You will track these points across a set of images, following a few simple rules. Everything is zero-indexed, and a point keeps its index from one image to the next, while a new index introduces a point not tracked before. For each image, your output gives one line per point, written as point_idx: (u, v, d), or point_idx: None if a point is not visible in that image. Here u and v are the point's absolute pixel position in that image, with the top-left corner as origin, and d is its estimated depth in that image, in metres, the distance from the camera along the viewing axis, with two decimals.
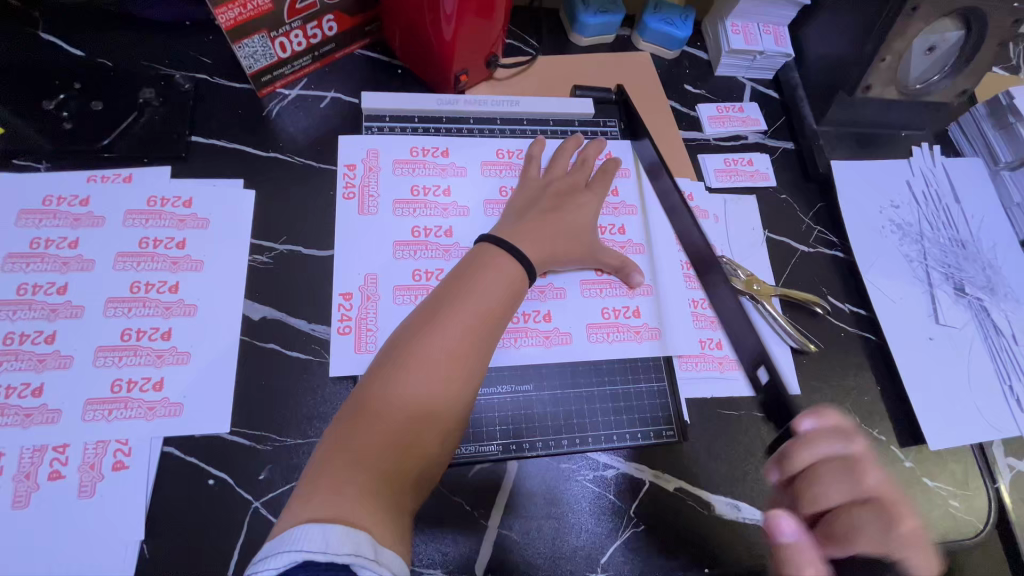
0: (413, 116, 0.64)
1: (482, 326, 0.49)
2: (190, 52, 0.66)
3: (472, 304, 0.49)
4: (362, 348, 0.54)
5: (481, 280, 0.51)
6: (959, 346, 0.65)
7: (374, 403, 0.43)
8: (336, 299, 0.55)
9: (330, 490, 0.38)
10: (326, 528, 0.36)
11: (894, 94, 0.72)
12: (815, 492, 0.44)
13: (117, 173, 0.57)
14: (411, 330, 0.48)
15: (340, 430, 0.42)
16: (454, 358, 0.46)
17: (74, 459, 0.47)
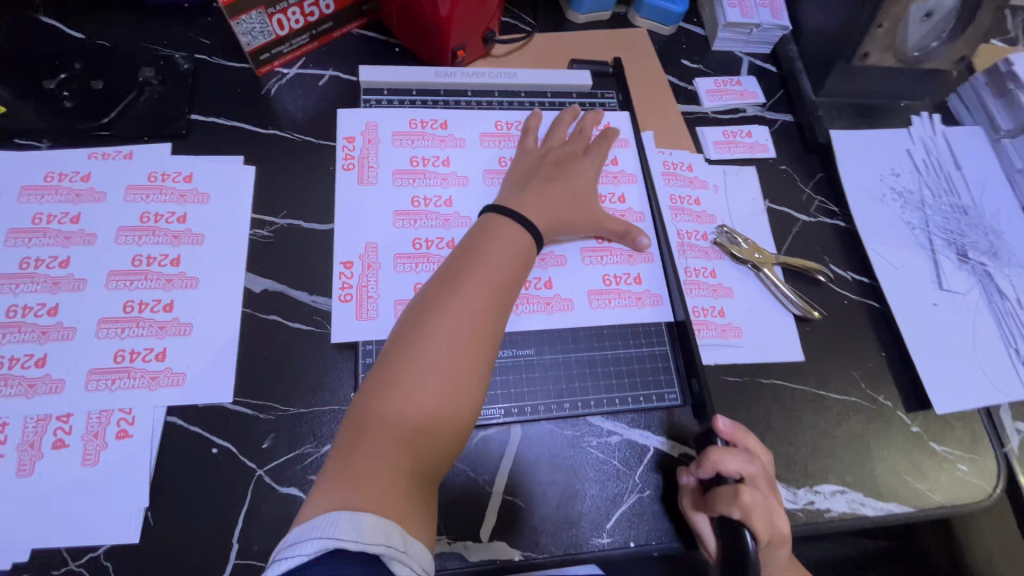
0: (412, 90, 0.65)
1: (497, 297, 0.47)
2: (189, 34, 0.66)
3: (486, 276, 0.48)
4: (364, 316, 0.54)
5: (492, 254, 0.49)
6: (964, 311, 0.65)
7: (391, 380, 0.42)
8: (338, 269, 0.55)
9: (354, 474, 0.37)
10: (358, 516, 0.35)
11: (892, 62, 0.71)
12: (718, 456, 0.49)
13: (118, 150, 0.58)
14: (424, 306, 0.46)
15: (359, 413, 0.41)
16: (470, 330, 0.45)
17: (78, 428, 0.47)
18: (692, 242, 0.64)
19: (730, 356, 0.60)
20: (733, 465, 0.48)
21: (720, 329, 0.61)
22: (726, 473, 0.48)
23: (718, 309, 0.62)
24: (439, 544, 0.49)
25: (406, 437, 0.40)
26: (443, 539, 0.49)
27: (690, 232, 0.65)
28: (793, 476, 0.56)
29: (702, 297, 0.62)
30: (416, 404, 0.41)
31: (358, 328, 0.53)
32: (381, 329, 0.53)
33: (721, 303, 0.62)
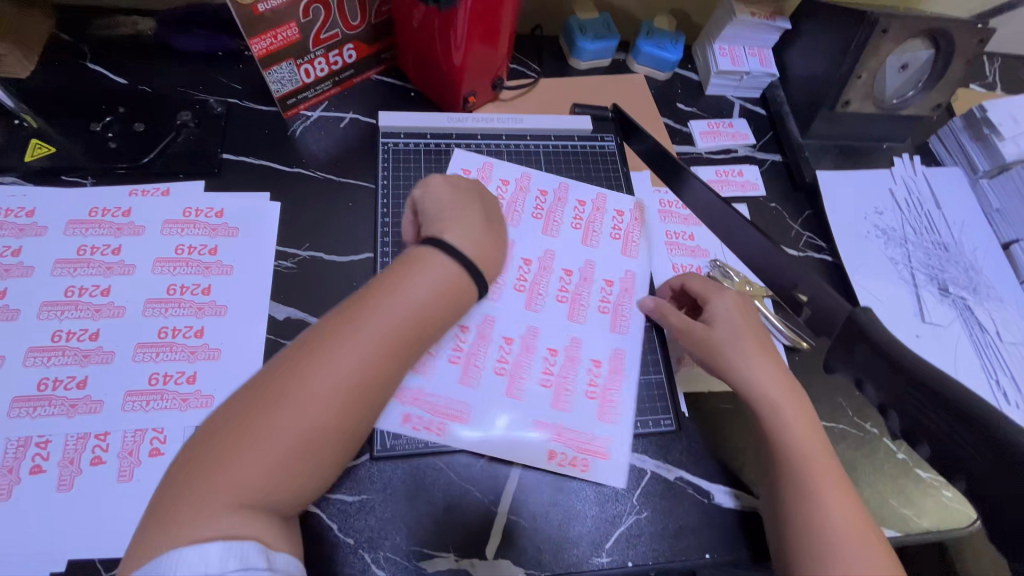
0: (426, 133, 0.70)
1: (399, 340, 0.44)
2: (222, 79, 0.72)
3: (393, 315, 0.44)
4: (559, 460, 0.56)
5: (409, 289, 0.46)
6: (946, 343, 0.68)
7: (263, 416, 0.38)
8: (406, 430, 0.55)
9: (211, 510, 0.35)
10: (204, 549, 0.34)
11: (872, 108, 0.76)
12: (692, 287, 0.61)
13: (156, 187, 0.63)
14: (318, 337, 0.42)
15: (229, 431, 0.38)
16: (361, 374, 0.41)
17: (114, 446, 0.51)
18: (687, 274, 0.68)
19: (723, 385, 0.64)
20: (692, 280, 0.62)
21: None
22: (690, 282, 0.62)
23: None
24: (446, 561, 0.51)
25: (270, 479, 0.38)
26: (450, 556, 0.52)
27: (685, 266, 0.69)
28: None
29: None
30: (285, 447, 0.38)
31: (567, 462, 0.56)
32: (576, 424, 0.58)
33: None
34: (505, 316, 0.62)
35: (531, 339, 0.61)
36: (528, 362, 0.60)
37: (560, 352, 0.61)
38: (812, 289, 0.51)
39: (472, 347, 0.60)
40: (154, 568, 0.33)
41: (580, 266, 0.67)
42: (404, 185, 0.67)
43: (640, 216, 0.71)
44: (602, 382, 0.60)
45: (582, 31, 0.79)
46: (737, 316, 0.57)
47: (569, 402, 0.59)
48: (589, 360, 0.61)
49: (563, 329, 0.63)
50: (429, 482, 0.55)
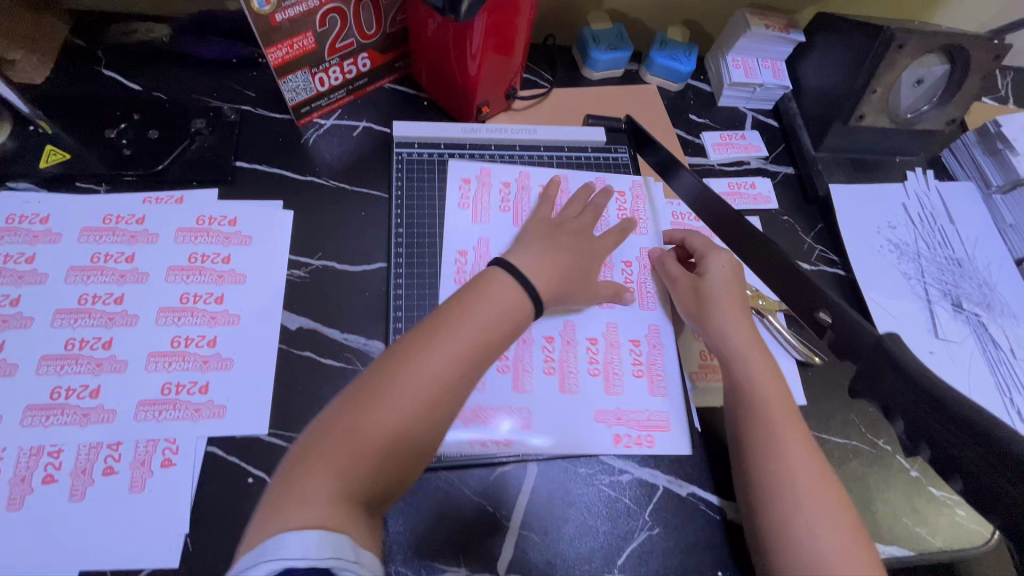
0: (440, 143, 0.70)
1: (468, 359, 0.47)
2: (236, 86, 0.72)
3: (465, 333, 0.47)
4: (626, 442, 0.58)
5: (477, 311, 0.49)
6: (959, 360, 0.68)
7: (349, 425, 0.42)
8: (477, 450, 0.55)
9: (305, 504, 0.38)
10: (301, 538, 0.36)
11: (886, 122, 0.76)
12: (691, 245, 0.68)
13: (170, 195, 0.63)
14: (396, 356, 0.46)
15: (327, 431, 0.42)
16: (435, 391, 0.45)
17: (126, 456, 0.50)
18: None
19: None
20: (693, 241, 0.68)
21: None
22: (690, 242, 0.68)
23: None
24: None
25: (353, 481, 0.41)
26: (461, 570, 0.52)
27: None
28: None
29: None
30: (369, 449, 0.42)
31: (634, 443, 0.58)
32: (632, 405, 0.60)
33: None
34: (541, 318, 0.63)
35: (570, 333, 0.63)
36: (574, 355, 0.62)
37: (600, 339, 0.63)
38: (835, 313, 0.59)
39: (516, 353, 0.61)
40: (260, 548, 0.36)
41: (634, 255, 0.70)
42: (418, 195, 0.67)
43: (644, 190, 0.74)
44: (645, 359, 0.64)
45: (596, 41, 0.79)
46: (728, 274, 0.64)
47: (620, 385, 0.61)
48: (628, 341, 0.64)
49: (598, 318, 0.65)
50: (441, 494, 0.54)
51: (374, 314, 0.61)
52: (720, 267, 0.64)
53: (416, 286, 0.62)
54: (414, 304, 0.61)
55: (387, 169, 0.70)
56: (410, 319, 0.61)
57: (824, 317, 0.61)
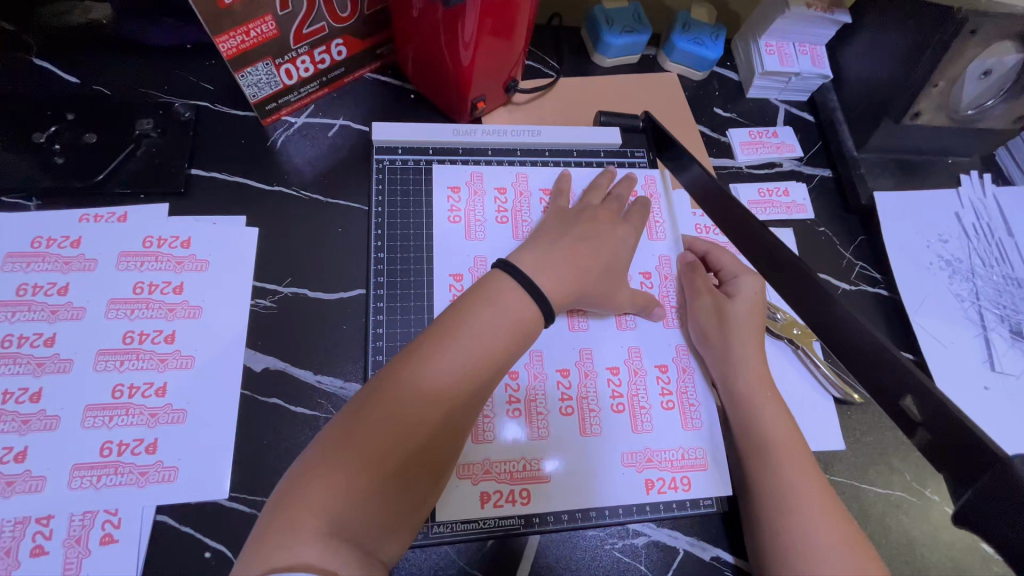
0: (428, 148, 0.60)
1: (482, 369, 0.42)
2: (191, 78, 0.62)
3: (472, 342, 0.43)
4: (658, 487, 0.51)
5: (490, 316, 0.44)
6: (1019, 396, 0.59)
7: (355, 440, 0.38)
8: (489, 510, 0.48)
9: (304, 535, 0.33)
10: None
11: (943, 121, 0.66)
12: (715, 258, 0.60)
13: (111, 212, 0.54)
14: (403, 363, 0.41)
15: (322, 457, 0.37)
16: (447, 403, 0.41)
17: (59, 532, 0.43)
18: None
19: None
20: (721, 257, 0.60)
21: None
22: (714, 259, 0.60)
23: None
24: None
25: (361, 504, 0.36)
26: None
27: None
28: None
29: None
30: (369, 471, 0.37)
31: (667, 488, 0.51)
32: (662, 443, 0.53)
33: None
34: (554, 348, 0.55)
35: (587, 363, 0.55)
36: (594, 389, 0.54)
37: (622, 368, 0.55)
38: (931, 405, 0.38)
39: (528, 390, 0.53)
40: None
41: (653, 264, 0.60)
42: (401, 206, 0.58)
43: (655, 189, 0.64)
44: (675, 387, 0.55)
45: (609, 23, 0.69)
46: (756, 302, 0.56)
47: (648, 421, 0.53)
48: (654, 367, 0.56)
49: (617, 342, 0.56)
50: (430, 564, 0.47)
51: (352, 352, 0.53)
52: (750, 293, 0.57)
53: (400, 321, 0.53)
54: (398, 342, 0.53)
55: (367, 177, 0.61)
56: None
57: (912, 406, 0.39)
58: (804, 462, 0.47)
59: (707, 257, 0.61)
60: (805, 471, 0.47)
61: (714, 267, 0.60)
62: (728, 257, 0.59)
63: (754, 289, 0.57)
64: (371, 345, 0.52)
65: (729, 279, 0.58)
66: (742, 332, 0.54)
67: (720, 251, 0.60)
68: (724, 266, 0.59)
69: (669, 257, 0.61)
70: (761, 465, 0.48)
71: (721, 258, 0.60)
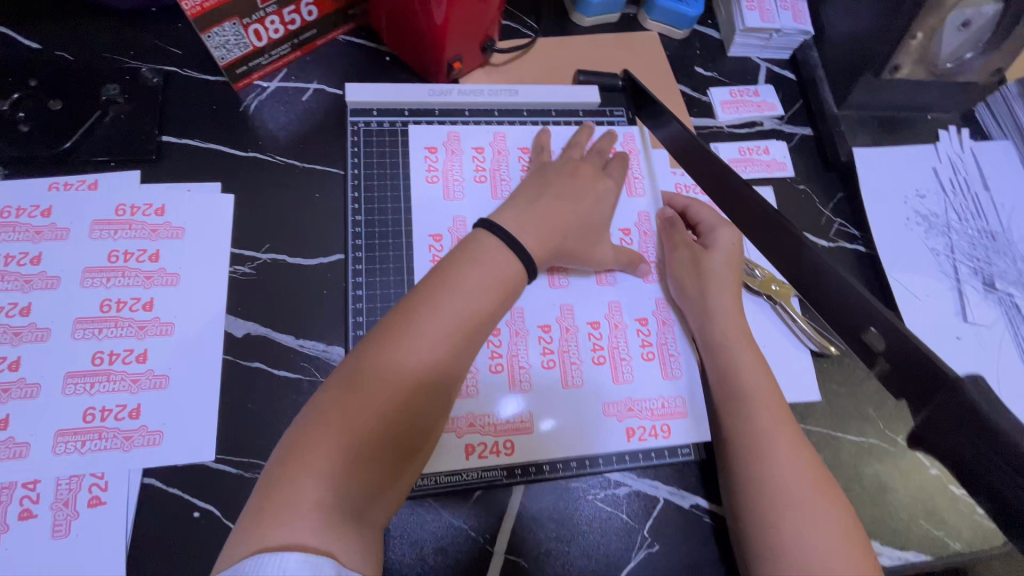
0: (404, 109, 0.59)
1: (466, 331, 0.42)
2: (158, 42, 0.60)
3: (451, 309, 0.42)
4: (640, 435, 0.53)
5: (470, 278, 0.43)
6: (989, 346, 0.61)
7: (339, 418, 0.37)
8: (475, 462, 0.50)
9: (300, 512, 0.34)
10: (284, 556, 0.31)
11: (923, 74, 0.65)
12: (693, 211, 0.60)
13: (81, 180, 0.53)
14: (385, 332, 0.41)
15: (306, 442, 0.36)
16: (433, 369, 0.40)
17: (46, 496, 0.44)
18: None
19: None
20: (699, 210, 0.60)
21: None
22: (693, 212, 0.60)
23: None
24: None
25: (357, 473, 0.37)
26: None
27: None
28: None
29: None
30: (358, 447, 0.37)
31: (648, 435, 0.53)
32: (642, 393, 0.54)
33: None
34: (535, 304, 0.55)
35: (568, 318, 0.56)
36: (575, 342, 0.55)
37: (603, 322, 0.56)
38: (893, 339, 0.37)
39: (510, 346, 0.54)
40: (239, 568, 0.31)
41: (633, 221, 0.61)
42: (378, 167, 0.57)
43: (635, 145, 0.64)
44: (655, 339, 0.56)
45: None
46: (733, 254, 0.57)
47: (629, 371, 0.55)
48: (634, 321, 0.57)
49: (597, 298, 0.57)
50: (416, 519, 0.48)
51: (333, 316, 0.53)
52: (727, 244, 0.57)
53: (380, 285, 0.53)
54: (378, 304, 0.53)
55: (343, 141, 0.60)
56: (374, 323, 0.52)
57: (875, 337, 0.38)
58: (778, 412, 0.48)
59: (685, 211, 0.61)
60: (779, 421, 0.48)
61: (693, 221, 0.60)
62: (707, 210, 0.59)
63: (728, 238, 0.57)
64: (352, 307, 0.52)
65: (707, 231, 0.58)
66: (722, 287, 0.55)
67: (697, 204, 0.60)
68: (702, 220, 0.59)
69: (648, 213, 0.61)
70: (735, 416, 0.49)
71: (699, 211, 0.60)
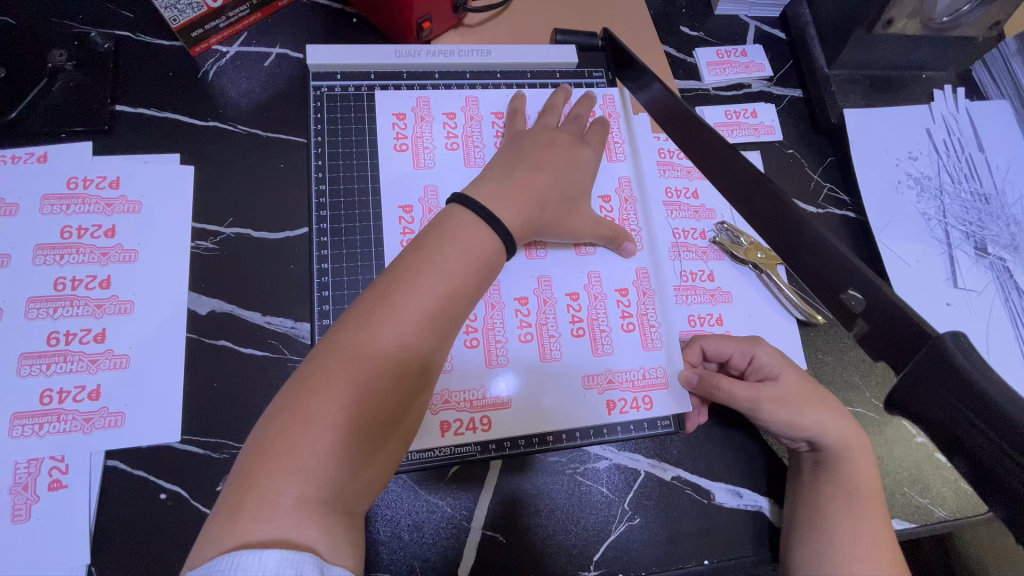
0: (370, 73, 0.56)
1: (449, 314, 0.39)
2: (107, 5, 0.57)
3: (428, 290, 0.38)
4: (621, 407, 0.52)
5: (450, 256, 0.40)
6: (979, 312, 0.59)
7: (310, 415, 0.33)
8: (451, 439, 0.48)
9: (274, 512, 0.31)
10: (264, 555, 0.28)
11: (917, 29, 0.62)
12: (713, 347, 0.52)
13: (29, 152, 0.50)
14: (358, 319, 0.37)
15: (275, 445, 0.32)
16: (415, 355, 0.37)
17: (5, 480, 0.42)
18: (691, 243, 0.59)
19: None
20: (717, 345, 0.52)
21: None
22: (709, 349, 0.53)
23: (714, 317, 0.57)
24: None
25: (337, 471, 0.33)
26: None
27: (685, 231, 0.59)
28: None
29: (700, 304, 0.57)
30: (335, 445, 0.33)
31: (630, 407, 0.52)
32: (623, 364, 0.53)
33: (719, 310, 0.57)
34: (511, 276, 0.54)
35: (547, 290, 0.54)
36: (553, 314, 0.53)
37: (583, 293, 0.54)
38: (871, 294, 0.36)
39: (486, 320, 0.52)
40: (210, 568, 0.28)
41: (613, 187, 0.59)
42: (343, 134, 0.54)
43: (615, 109, 0.61)
44: (636, 309, 0.55)
45: None
46: (786, 364, 0.50)
47: (609, 343, 0.53)
48: (614, 291, 0.55)
49: (577, 268, 0.55)
50: (391, 497, 0.47)
51: (300, 292, 0.51)
52: (771, 357, 0.50)
53: (346, 258, 0.51)
54: (345, 279, 0.51)
55: (308, 108, 0.57)
56: (341, 298, 0.50)
57: (853, 296, 0.38)
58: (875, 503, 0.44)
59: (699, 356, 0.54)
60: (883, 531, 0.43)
61: (719, 357, 0.53)
62: (725, 340, 0.52)
63: (767, 352, 0.50)
64: (317, 281, 0.50)
65: (745, 351, 0.51)
66: (810, 397, 0.47)
67: (712, 342, 0.53)
68: (723, 351, 0.52)
69: (629, 179, 0.59)
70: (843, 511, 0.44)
71: (713, 347, 0.52)
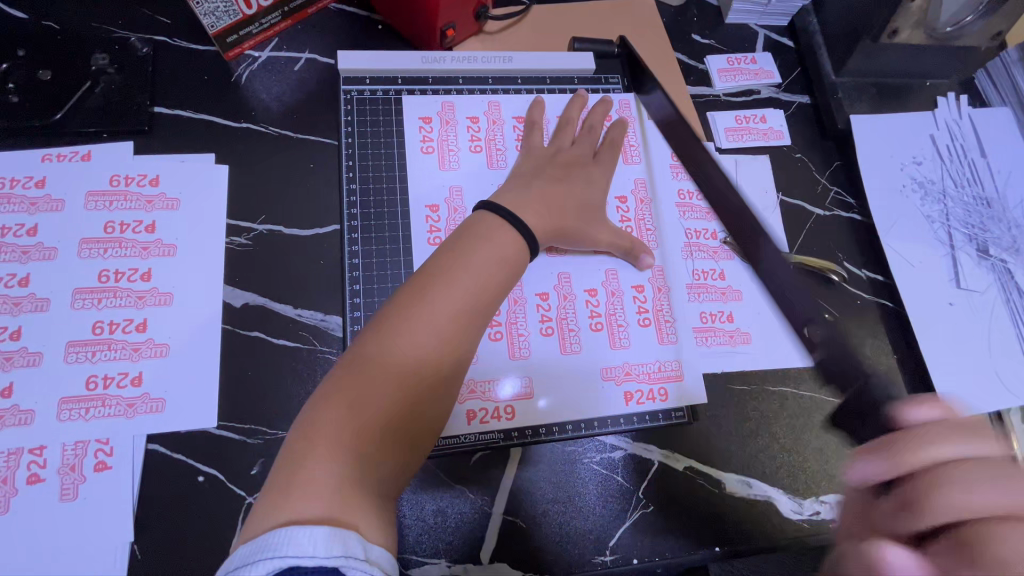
0: (397, 78, 0.59)
1: (478, 312, 0.41)
2: (146, 12, 0.59)
3: (460, 289, 0.41)
4: (638, 398, 0.54)
5: (480, 256, 0.42)
6: (982, 311, 0.61)
7: (350, 403, 0.36)
8: (476, 427, 0.51)
9: (316, 491, 0.32)
10: (313, 530, 0.30)
11: (921, 39, 0.64)
12: None
13: (74, 151, 0.53)
14: (395, 315, 0.39)
15: (319, 429, 0.35)
16: (448, 351, 0.39)
17: (52, 461, 0.44)
18: (704, 242, 0.61)
19: (740, 364, 0.57)
20: None
21: (728, 336, 0.58)
22: None
23: (727, 313, 0.59)
24: (438, 568, 0.48)
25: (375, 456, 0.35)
26: (443, 561, 0.48)
27: (698, 231, 0.61)
28: (804, 486, 0.54)
29: (714, 301, 0.59)
30: (373, 430, 0.36)
31: (646, 398, 0.54)
32: (639, 358, 0.55)
33: (730, 308, 0.59)
34: (531, 272, 0.56)
35: (566, 286, 0.56)
36: (572, 310, 0.56)
37: (600, 290, 0.57)
38: None
39: (508, 314, 0.54)
40: (262, 539, 0.30)
41: (629, 188, 0.61)
42: (372, 136, 0.57)
43: (631, 113, 0.64)
44: (651, 306, 0.57)
45: None
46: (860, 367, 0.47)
47: (626, 337, 0.56)
48: (631, 287, 0.57)
49: (594, 265, 0.57)
50: (416, 482, 0.49)
51: (330, 286, 0.53)
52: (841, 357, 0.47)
53: (375, 254, 0.54)
54: (375, 274, 0.53)
55: (336, 111, 0.59)
56: (371, 292, 0.53)
57: None
58: None
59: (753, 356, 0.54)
60: None
61: None
62: None
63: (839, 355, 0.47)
64: (348, 276, 0.53)
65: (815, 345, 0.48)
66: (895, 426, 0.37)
67: None
68: None
69: (644, 181, 0.62)
70: None
71: None
